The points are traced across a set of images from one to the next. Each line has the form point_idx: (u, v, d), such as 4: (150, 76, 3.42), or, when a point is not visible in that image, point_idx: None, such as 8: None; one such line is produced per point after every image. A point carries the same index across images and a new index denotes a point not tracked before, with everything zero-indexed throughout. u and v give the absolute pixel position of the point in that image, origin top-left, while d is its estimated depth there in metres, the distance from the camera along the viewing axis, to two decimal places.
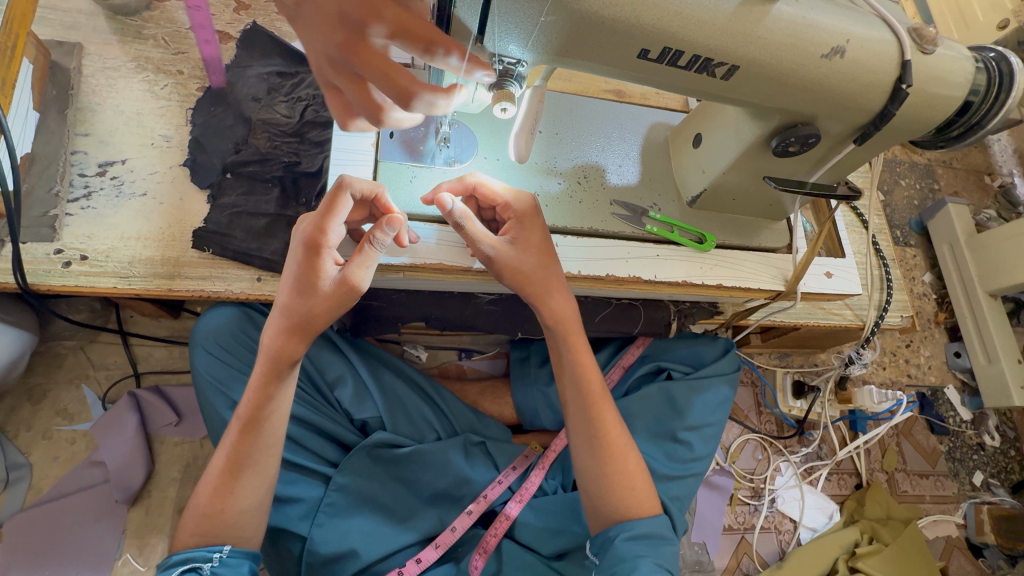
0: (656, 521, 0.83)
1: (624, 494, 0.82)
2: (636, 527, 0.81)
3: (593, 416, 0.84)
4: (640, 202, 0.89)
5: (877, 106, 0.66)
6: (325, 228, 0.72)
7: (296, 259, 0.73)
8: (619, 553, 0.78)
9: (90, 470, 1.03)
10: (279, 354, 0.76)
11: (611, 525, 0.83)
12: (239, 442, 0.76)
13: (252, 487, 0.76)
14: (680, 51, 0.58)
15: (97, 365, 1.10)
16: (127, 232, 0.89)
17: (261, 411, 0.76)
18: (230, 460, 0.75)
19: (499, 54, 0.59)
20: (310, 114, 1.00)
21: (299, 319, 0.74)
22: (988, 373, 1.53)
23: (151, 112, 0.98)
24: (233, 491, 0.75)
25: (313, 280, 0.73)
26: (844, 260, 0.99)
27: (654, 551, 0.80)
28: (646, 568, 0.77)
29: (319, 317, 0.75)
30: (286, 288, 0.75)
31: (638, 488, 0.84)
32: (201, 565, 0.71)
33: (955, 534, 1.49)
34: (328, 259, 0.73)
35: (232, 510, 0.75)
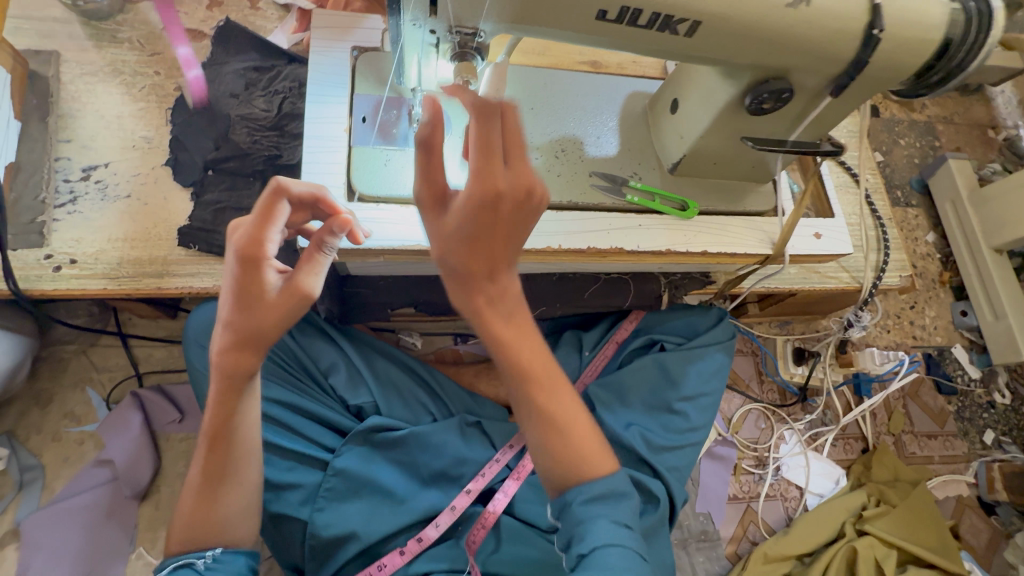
0: (614, 474, 0.71)
1: (580, 470, 0.70)
2: (590, 487, 0.69)
3: (526, 394, 0.70)
4: (619, 172, 0.88)
5: (850, 54, 0.64)
6: (258, 236, 0.68)
7: (231, 272, 0.68)
8: (576, 517, 0.68)
9: (98, 469, 1.06)
10: (231, 372, 0.73)
11: (568, 487, 0.71)
12: (211, 456, 0.76)
13: (240, 491, 0.78)
14: (639, 10, 0.57)
15: (100, 368, 1.12)
16: (114, 234, 0.91)
17: (227, 424, 0.76)
18: (207, 472, 0.76)
19: (456, 25, 0.58)
20: (288, 106, 1.00)
21: (246, 339, 0.71)
22: (996, 330, 1.53)
23: (131, 115, 0.99)
24: (216, 499, 0.76)
25: (255, 295, 0.69)
26: (834, 220, 0.96)
27: (614, 509, 0.69)
28: (604, 531, 0.66)
29: (265, 331, 0.71)
30: (225, 303, 0.71)
31: (589, 451, 0.71)
32: (196, 561, 0.74)
33: (966, 494, 1.47)
34: (268, 271, 0.70)
35: (224, 510, 0.77)
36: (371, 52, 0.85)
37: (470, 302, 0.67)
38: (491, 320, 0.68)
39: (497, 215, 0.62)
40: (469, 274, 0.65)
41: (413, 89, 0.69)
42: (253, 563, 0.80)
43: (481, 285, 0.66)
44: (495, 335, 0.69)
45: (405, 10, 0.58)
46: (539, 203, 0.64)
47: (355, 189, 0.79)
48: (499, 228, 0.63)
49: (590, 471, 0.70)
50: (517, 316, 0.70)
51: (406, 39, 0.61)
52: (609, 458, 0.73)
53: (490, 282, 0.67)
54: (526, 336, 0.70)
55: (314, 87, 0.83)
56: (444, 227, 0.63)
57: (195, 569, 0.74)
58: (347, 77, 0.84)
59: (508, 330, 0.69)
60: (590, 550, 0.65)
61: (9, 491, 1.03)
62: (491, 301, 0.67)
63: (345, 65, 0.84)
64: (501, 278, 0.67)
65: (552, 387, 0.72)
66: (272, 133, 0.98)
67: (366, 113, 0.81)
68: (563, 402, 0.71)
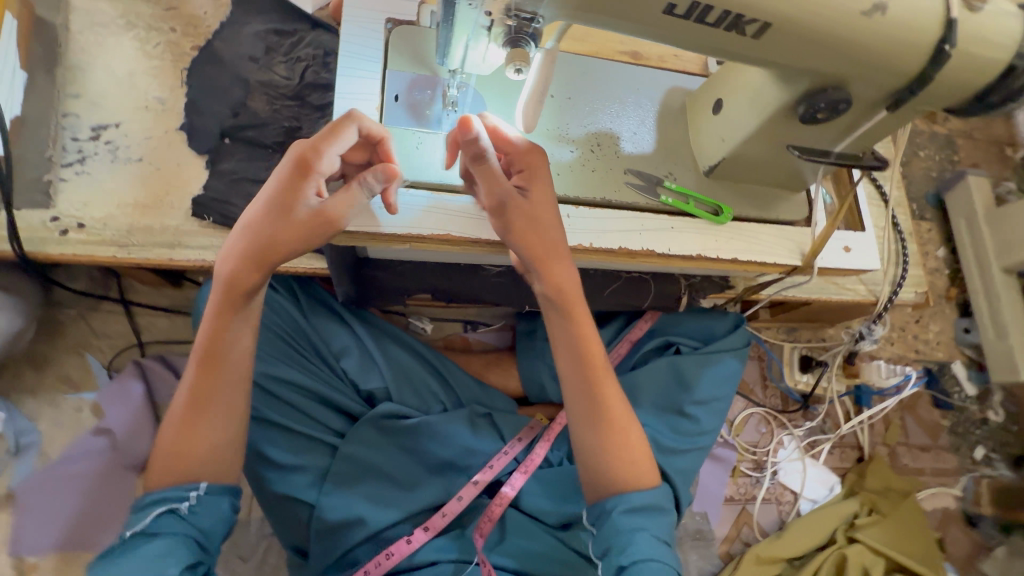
0: (654, 490, 0.79)
1: (619, 482, 0.78)
2: (633, 498, 0.77)
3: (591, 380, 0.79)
4: (654, 171, 0.86)
5: (915, 69, 0.61)
6: (319, 145, 0.69)
7: (280, 176, 0.69)
8: (618, 527, 0.75)
9: (95, 438, 1.02)
10: (235, 283, 0.72)
11: (610, 497, 0.78)
12: (199, 379, 0.73)
13: (225, 422, 0.73)
14: (710, 6, 0.53)
15: (100, 335, 1.09)
16: (123, 199, 0.86)
17: (223, 342, 0.74)
18: (193, 395, 0.73)
19: (514, 7, 0.54)
20: (311, 76, 0.96)
21: (262, 246, 0.70)
22: (997, 349, 1.54)
23: (143, 72, 0.94)
24: (197, 425, 0.72)
25: (289, 206, 0.69)
26: (863, 234, 0.94)
27: (652, 523, 0.77)
28: (643, 543, 0.74)
29: (284, 243, 0.70)
30: (259, 208, 0.70)
31: (634, 462, 0.79)
32: (178, 505, 0.70)
33: (953, 506, 1.50)
34: (312, 186, 0.70)
35: (209, 446, 0.72)
36: (405, 24, 0.81)
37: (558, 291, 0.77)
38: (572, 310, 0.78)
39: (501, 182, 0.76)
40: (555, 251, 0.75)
41: (455, 69, 0.66)
42: (239, 494, 0.76)
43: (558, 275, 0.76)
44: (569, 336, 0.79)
45: None
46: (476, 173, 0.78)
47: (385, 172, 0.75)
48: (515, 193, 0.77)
49: (633, 483, 0.78)
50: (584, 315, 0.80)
51: (458, 18, 0.57)
52: (649, 473, 0.80)
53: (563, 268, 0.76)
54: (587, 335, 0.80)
55: (343, 60, 0.78)
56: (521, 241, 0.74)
57: (178, 512, 0.70)
58: (380, 51, 0.79)
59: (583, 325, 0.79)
60: (629, 562, 0.73)
61: (4, 454, 1.00)
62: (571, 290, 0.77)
63: (379, 38, 0.80)
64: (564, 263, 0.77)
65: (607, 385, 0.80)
66: (294, 103, 0.95)
67: (399, 92, 0.77)
68: (608, 394, 0.79)
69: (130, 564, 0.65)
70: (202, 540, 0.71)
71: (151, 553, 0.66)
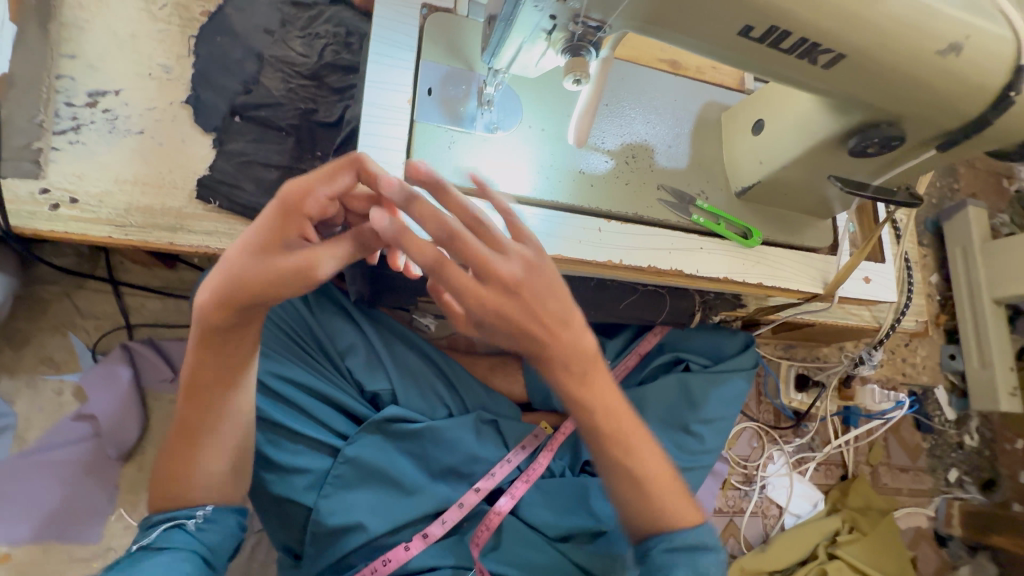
0: (698, 529, 0.77)
1: (662, 519, 0.76)
2: (677, 537, 0.75)
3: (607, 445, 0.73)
4: (688, 189, 0.83)
5: (975, 112, 0.59)
6: (310, 188, 0.59)
7: (262, 216, 0.59)
8: (658, 563, 0.74)
9: (77, 423, 0.98)
10: (210, 327, 0.64)
11: (650, 535, 0.77)
12: (187, 410, 0.70)
13: (216, 454, 0.72)
14: (788, 31, 0.51)
15: (85, 313, 1.02)
16: (121, 175, 0.80)
17: (208, 378, 0.69)
18: (183, 428, 0.71)
19: (582, 14, 0.50)
20: (330, 55, 0.90)
21: (239, 297, 0.60)
22: (981, 377, 1.58)
23: (148, 36, 0.87)
24: (191, 460, 0.72)
25: (270, 251, 0.59)
26: (883, 266, 0.94)
27: (696, 558, 0.75)
28: None
29: (259, 295, 0.60)
30: (238, 245, 0.60)
31: (673, 503, 0.76)
32: (186, 522, 0.71)
33: (925, 526, 1.56)
34: (296, 232, 0.60)
35: (202, 473, 0.72)
36: (443, 12, 0.76)
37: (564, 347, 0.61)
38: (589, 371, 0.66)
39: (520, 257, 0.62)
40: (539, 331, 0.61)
41: (501, 68, 0.62)
42: (242, 518, 0.78)
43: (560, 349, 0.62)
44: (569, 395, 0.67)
45: None
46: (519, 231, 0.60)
47: None
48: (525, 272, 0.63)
49: (675, 522, 0.76)
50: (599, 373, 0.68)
51: (516, 21, 0.53)
52: (692, 509, 0.79)
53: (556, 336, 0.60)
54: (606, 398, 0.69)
55: (374, 45, 0.73)
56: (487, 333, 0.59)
57: (184, 528, 0.71)
58: (414, 39, 0.74)
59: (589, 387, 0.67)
60: None
61: None
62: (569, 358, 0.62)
63: (412, 24, 0.75)
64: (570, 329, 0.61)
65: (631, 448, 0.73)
66: (310, 84, 0.89)
67: (433, 85, 0.73)
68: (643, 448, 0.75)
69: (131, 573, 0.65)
70: (206, 556, 0.72)
71: (153, 565, 0.66)
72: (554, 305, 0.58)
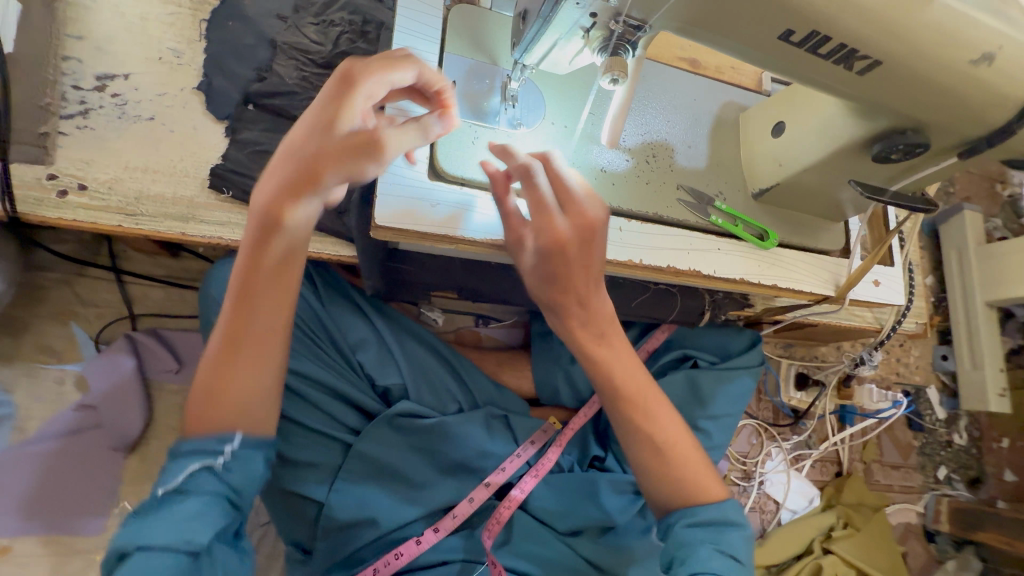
0: (723, 505, 0.78)
1: (685, 493, 0.78)
2: (699, 513, 0.76)
3: (621, 412, 0.79)
4: (706, 189, 0.83)
5: (1001, 120, 0.60)
6: (375, 70, 0.59)
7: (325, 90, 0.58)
8: (681, 540, 0.75)
9: (78, 414, 0.95)
10: (268, 216, 0.62)
11: (675, 510, 0.78)
12: (235, 311, 0.69)
13: (258, 367, 0.70)
14: (827, 37, 0.52)
15: (87, 302, 1.00)
16: (132, 162, 0.78)
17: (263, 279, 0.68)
18: (229, 333, 0.69)
19: (626, 13, 0.51)
20: (345, 43, 0.88)
21: (304, 171, 0.58)
22: (972, 378, 1.62)
23: (157, 19, 0.84)
24: (232, 370, 0.69)
25: (333, 126, 0.58)
26: (892, 269, 0.95)
27: (718, 537, 0.76)
28: (707, 556, 0.73)
29: (324, 166, 0.58)
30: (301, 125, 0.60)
31: (697, 479, 0.79)
32: (214, 461, 0.66)
33: (914, 521, 1.60)
34: (358, 111, 0.59)
35: (242, 389, 0.69)
36: (466, 5, 0.75)
37: (566, 325, 0.74)
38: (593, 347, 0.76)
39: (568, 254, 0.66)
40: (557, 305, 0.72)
41: (530, 65, 0.62)
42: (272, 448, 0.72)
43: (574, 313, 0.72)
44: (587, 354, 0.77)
45: None
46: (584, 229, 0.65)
47: (441, 168, 0.70)
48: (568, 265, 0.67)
49: (698, 497, 0.78)
50: (611, 338, 0.76)
51: (555, 19, 0.53)
52: (716, 487, 0.80)
53: (579, 308, 0.72)
54: (624, 362, 0.78)
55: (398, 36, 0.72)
56: (526, 263, 0.69)
57: (213, 470, 0.66)
58: (438, 31, 0.73)
59: (600, 350, 0.77)
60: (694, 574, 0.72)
61: None
62: (584, 324, 0.74)
63: (436, 16, 0.73)
64: (593, 303, 0.72)
65: (653, 414, 0.79)
66: (325, 72, 0.87)
67: (457, 78, 0.72)
68: (661, 421, 0.79)
69: (161, 522, 0.62)
70: (234, 498, 0.67)
71: (183, 513, 0.63)
72: (584, 280, 0.68)
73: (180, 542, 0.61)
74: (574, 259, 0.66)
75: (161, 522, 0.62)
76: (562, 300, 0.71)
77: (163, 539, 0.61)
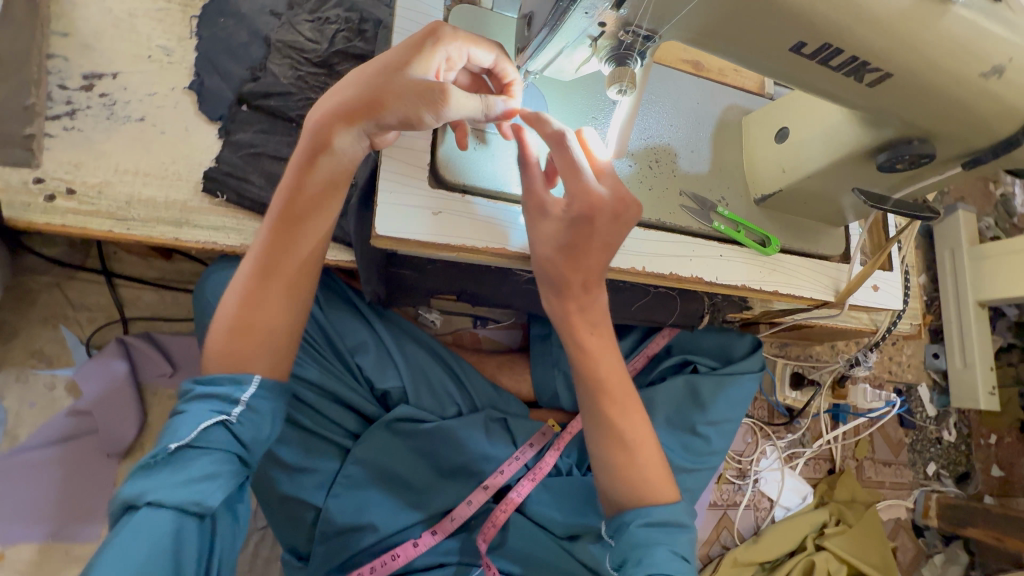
0: (674, 506, 0.78)
1: (640, 493, 0.78)
2: (652, 512, 0.76)
3: (597, 404, 0.80)
4: (709, 195, 0.82)
5: (1006, 132, 0.59)
6: (460, 36, 0.63)
7: (408, 38, 0.62)
8: (633, 538, 0.74)
9: (70, 419, 0.94)
10: (320, 139, 0.64)
11: (626, 509, 0.77)
12: (270, 240, 0.70)
13: (284, 307, 0.72)
14: (839, 50, 0.52)
15: (77, 305, 0.98)
16: (122, 164, 0.76)
17: (304, 213, 0.70)
18: (262, 263, 0.70)
19: (634, 23, 0.51)
20: (341, 41, 0.86)
21: (364, 100, 0.61)
22: (962, 376, 1.64)
23: (146, 14, 0.81)
24: (260, 300, 0.71)
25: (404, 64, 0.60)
26: (890, 274, 0.95)
27: (672, 538, 0.75)
28: (661, 557, 0.72)
29: (385, 98, 0.60)
30: (375, 63, 0.63)
31: (654, 477, 0.78)
32: (229, 418, 0.67)
33: (904, 517, 1.63)
34: (431, 63, 0.62)
35: (268, 326, 0.71)
36: (467, 5, 0.73)
37: (562, 310, 0.77)
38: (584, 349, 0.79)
39: (591, 226, 0.66)
40: (562, 283, 0.72)
41: (535, 72, 0.61)
42: (284, 403, 0.74)
43: (574, 294, 0.74)
44: (582, 347, 0.78)
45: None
46: (617, 205, 0.65)
47: (442, 173, 0.69)
48: (589, 239, 0.67)
49: (651, 496, 0.77)
50: (602, 329, 0.79)
51: (562, 29, 0.53)
52: (669, 488, 0.79)
53: (583, 293, 0.74)
54: (605, 351, 0.80)
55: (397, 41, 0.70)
56: (546, 232, 0.68)
57: (228, 426, 0.67)
58: None
59: (592, 339, 0.79)
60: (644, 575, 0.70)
61: None
62: (582, 309, 0.76)
63: (436, 18, 0.72)
64: (592, 290, 0.74)
65: (625, 409, 0.80)
66: (321, 71, 0.85)
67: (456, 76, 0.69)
68: (637, 425, 0.80)
69: (172, 477, 0.62)
70: (245, 456, 0.68)
71: (194, 471, 0.63)
72: (592, 258, 0.69)
73: (190, 500, 0.62)
74: (601, 230, 0.66)
75: (172, 477, 0.62)
76: (570, 276, 0.71)
77: (173, 495, 0.61)
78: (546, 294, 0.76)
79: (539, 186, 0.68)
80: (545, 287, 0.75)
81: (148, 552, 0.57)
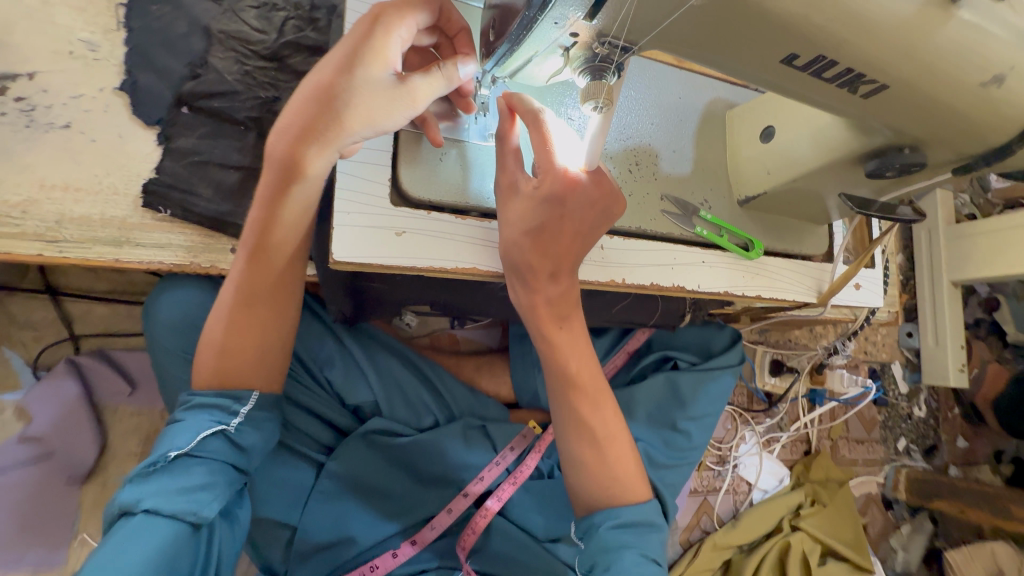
0: (644, 505, 0.76)
1: (609, 494, 0.75)
2: (623, 513, 0.73)
3: (569, 401, 0.75)
4: (691, 198, 0.79)
5: (1000, 141, 0.56)
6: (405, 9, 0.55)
7: (357, 29, 0.53)
8: (604, 542, 0.72)
9: (21, 446, 0.87)
10: (291, 163, 0.57)
11: (596, 511, 0.75)
12: (250, 268, 0.66)
13: (268, 329, 0.69)
14: (834, 61, 0.48)
15: (20, 324, 0.91)
16: (47, 179, 0.68)
17: (285, 239, 0.65)
18: (246, 291, 0.66)
19: (609, 35, 0.47)
20: (291, 29, 0.79)
21: (330, 117, 0.53)
22: (934, 355, 1.67)
23: (64, 3, 0.72)
24: (243, 325, 0.67)
25: (367, 66, 0.53)
26: (872, 270, 0.94)
27: (641, 540, 0.73)
28: (630, 560, 0.70)
29: (358, 110, 0.53)
30: (326, 65, 0.53)
31: (625, 481, 0.76)
32: (228, 429, 0.65)
33: (875, 491, 1.69)
34: (391, 54, 0.54)
35: (254, 349, 0.68)
36: None
37: (532, 304, 0.70)
38: (560, 356, 0.74)
39: (564, 208, 0.62)
40: (528, 268, 0.66)
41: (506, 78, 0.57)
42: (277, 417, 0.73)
43: (545, 287, 0.69)
44: (553, 344, 0.74)
45: (550, 7, 0.45)
46: (597, 190, 0.63)
47: (407, 192, 0.63)
48: (562, 223, 0.63)
49: (619, 498, 0.75)
50: (573, 323, 0.75)
51: (530, 38, 0.49)
52: (640, 488, 0.77)
53: (551, 282, 0.68)
54: (577, 345, 0.76)
55: None
56: (515, 212, 0.63)
57: (226, 434, 0.66)
58: None
59: (561, 335, 0.74)
60: None
61: None
62: (550, 301, 0.70)
63: None
64: (560, 279, 0.68)
65: (597, 403, 0.77)
66: (270, 65, 0.78)
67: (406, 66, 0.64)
68: (620, 439, 0.77)
69: (170, 484, 0.60)
70: (242, 465, 0.67)
71: (191, 480, 0.61)
72: (566, 242, 0.65)
73: (187, 509, 0.60)
74: (575, 211, 0.63)
75: (169, 485, 0.60)
76: (538, 263, 0.66)
77: (170, 503, 0.59)
78: (512, 284, 0.69)
79: (512, 165, 0.64)
80: (511, 274, 0.67)
81: (143, 560, 0.55)
